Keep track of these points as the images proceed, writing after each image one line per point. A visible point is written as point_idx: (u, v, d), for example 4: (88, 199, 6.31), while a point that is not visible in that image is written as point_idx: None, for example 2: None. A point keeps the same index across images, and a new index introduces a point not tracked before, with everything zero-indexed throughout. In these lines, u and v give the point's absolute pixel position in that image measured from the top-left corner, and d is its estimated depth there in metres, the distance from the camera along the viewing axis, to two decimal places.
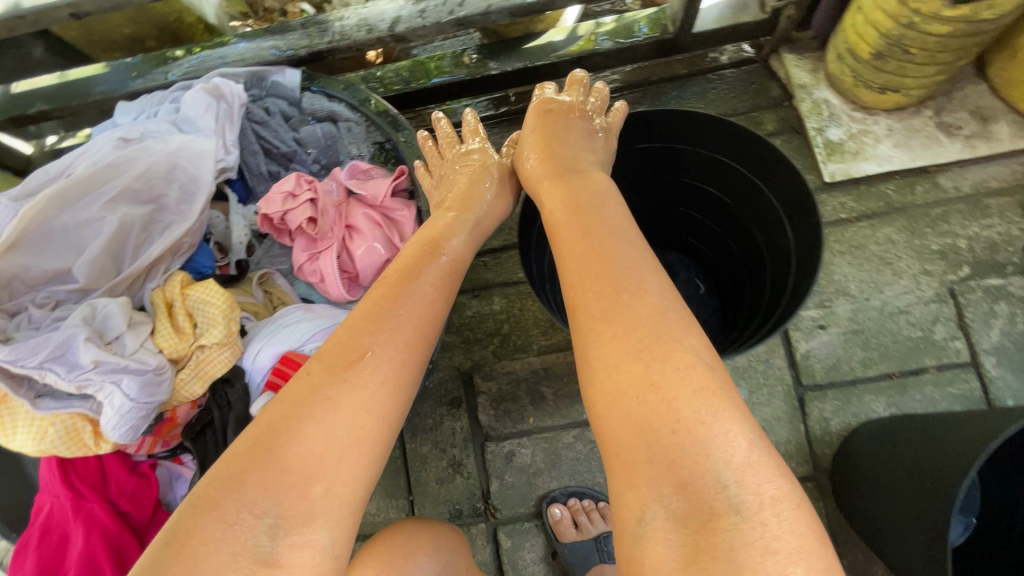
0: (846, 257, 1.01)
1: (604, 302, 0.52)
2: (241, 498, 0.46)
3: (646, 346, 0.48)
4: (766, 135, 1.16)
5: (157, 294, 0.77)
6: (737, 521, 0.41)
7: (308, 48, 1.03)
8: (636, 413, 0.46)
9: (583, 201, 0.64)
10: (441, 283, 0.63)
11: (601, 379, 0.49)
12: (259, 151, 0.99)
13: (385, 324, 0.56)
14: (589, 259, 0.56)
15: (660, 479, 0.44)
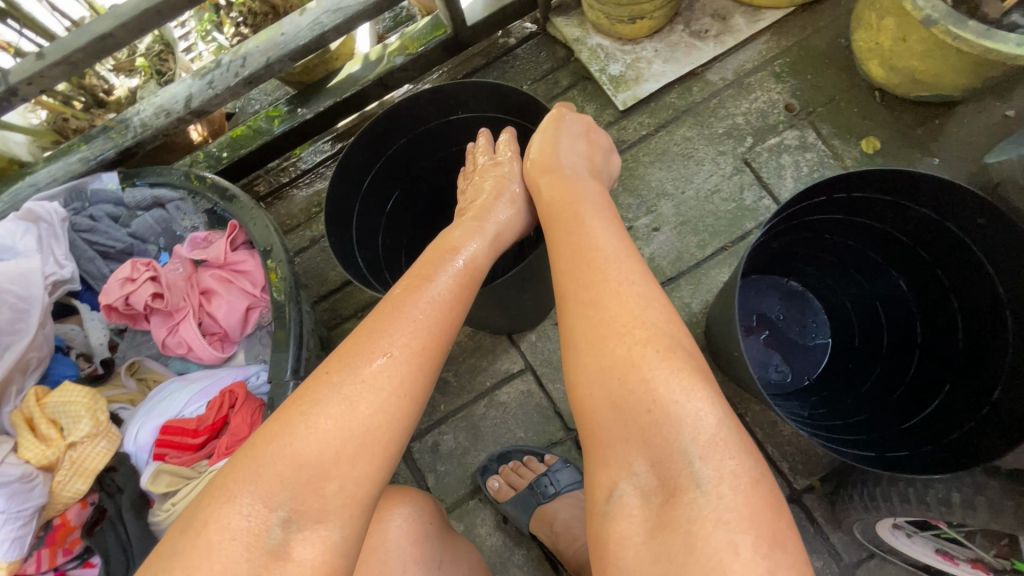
0: (656, 165, 1.14)
1: (592, 292, 0.56)
2: (257, 489, 0.50)
3: (636, 332, 0.53)
4: (564, 91, 1.30)
5: (15, 414, 0.78)
6: (699, 493, 0.46)
7: (115, 148, 1.07)
8: (618, 392, 0.51)
9: (567, 208, 0.67)
10: (459, 289, 0.63)
11: (585, 358, 0.54)
12: (96, 256, 1.01)
13: (396, 327, 0.57)
14: (582, 259, 0.59)
15: (633, 451, 0.50)
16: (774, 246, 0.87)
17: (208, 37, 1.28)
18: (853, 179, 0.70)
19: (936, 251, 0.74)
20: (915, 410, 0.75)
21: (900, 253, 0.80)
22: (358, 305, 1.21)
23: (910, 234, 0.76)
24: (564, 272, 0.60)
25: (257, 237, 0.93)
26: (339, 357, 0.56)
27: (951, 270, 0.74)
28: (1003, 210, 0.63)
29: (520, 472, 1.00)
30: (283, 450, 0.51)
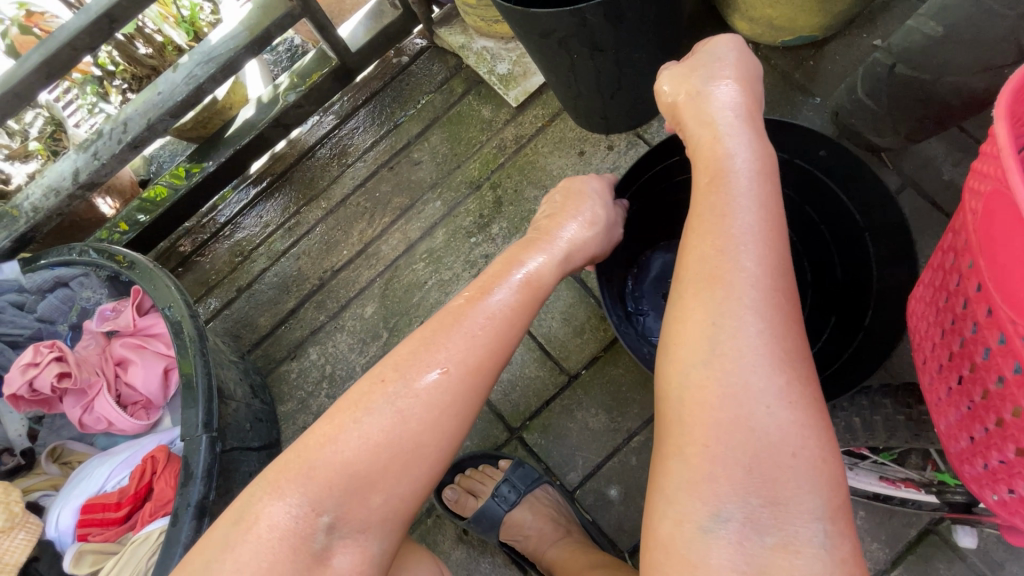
0: (555, 154, 1.16)
1: (732, 300, 0.49)
2: (308, 497, 0.51)
3: (789, 359, 0.48)
4: (460, 97, 1.31)
5: None
6: (810, 550, 0.44)
7: (9, 236, 1.06)
8: (759, 420, 0.46)
9: (704, 181, 0.57)
10: (523, 307, 0.60)
11: (725, 369, 0.48)
12: (4, 346, 1.00)
13: (454, 339, 0.56)
14: (730, 255, 0.51)
15: (750, 488, 0.45)
16: None
17: (95, 108, 1.26)
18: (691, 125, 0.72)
19: (798, 190, 0.77)
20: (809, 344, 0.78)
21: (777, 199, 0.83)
22: (290, 345, 1.19)
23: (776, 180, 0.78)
24: (706, 266, 0.52)
25: (157, 298, 0.91)
26: (410, 368, 0.55)
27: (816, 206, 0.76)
28: (838, 142, 0.64)
29: (473, 479, 1.01)
30: (335, 456, 0.52)
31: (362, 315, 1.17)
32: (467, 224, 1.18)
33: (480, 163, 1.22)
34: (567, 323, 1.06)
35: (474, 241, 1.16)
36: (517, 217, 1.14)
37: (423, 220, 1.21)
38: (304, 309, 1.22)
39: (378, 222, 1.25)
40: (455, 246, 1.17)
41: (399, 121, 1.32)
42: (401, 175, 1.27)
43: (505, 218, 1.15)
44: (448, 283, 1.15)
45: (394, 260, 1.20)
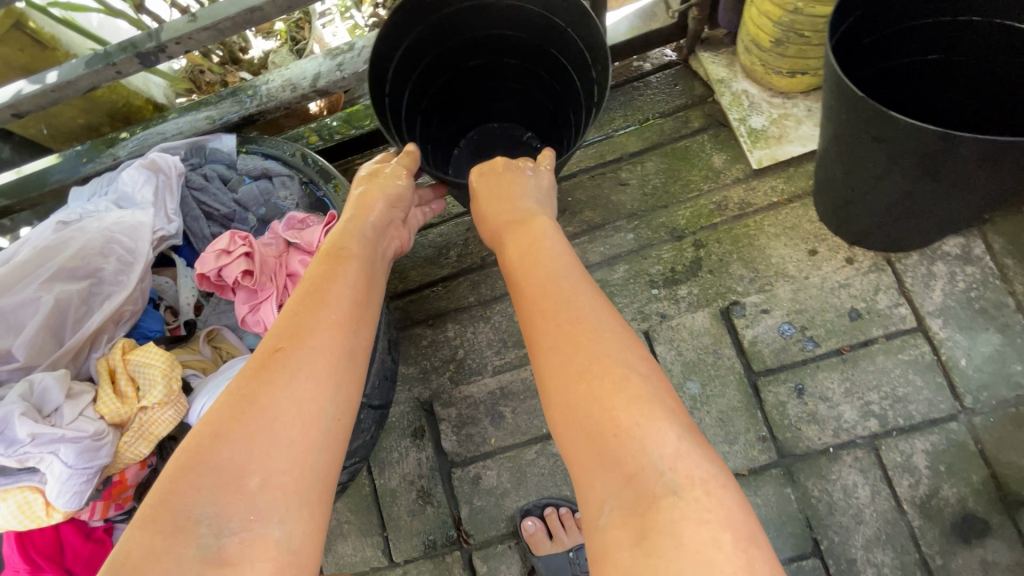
0: (781, 239, 1.03)
1: (554, 329, 0.60)
2: (179, 504, 0.48)
3: (593, 358, 0.56)
4: (694, 132, 1.20)
5: (101, 362, 0.79)
6: (672, 505, 0.48)
7: (240, 113, 1.10)
8: (584, 418, 0.54)
9: (524, 240, 0.73)
10: (353, 274, 0.68)
11: (555, 390, 0.57)
12: (201, 216, 1.04)
13: (312, 308, 0.62)
14: (554, 288, 0.64)
15: (609, 474, 0.51)
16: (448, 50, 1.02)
17: (347, 14, 1.28)
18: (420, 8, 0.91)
19: (511, 24, 1.00)
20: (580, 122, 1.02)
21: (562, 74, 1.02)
22: (430, 312, 1.17)
23: (504, 25, 1.00)
24: (536, 305, 0.64)
25: None
26: (263, 368, 0.56)
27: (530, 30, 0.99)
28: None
29: (561, 522, 0.98)
30: (198, 461, 0.50)
31: (512, 317, 1.12)
32: (654, 272, 1.07)
33: (690, 214, 1.11)
34: (721, 425, 0.96)
35: (655, 292, 1.05)
36: (713, 287, 1.03)
37: (609, 248, 1.13)
38: (457, 282, 1.19)
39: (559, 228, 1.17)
40: (632, 288, 1.07)
41: (616, 132, 1.23)
42: (602, 192, 1.19)
43: (698, 282, 1.04)
44: None
45: None
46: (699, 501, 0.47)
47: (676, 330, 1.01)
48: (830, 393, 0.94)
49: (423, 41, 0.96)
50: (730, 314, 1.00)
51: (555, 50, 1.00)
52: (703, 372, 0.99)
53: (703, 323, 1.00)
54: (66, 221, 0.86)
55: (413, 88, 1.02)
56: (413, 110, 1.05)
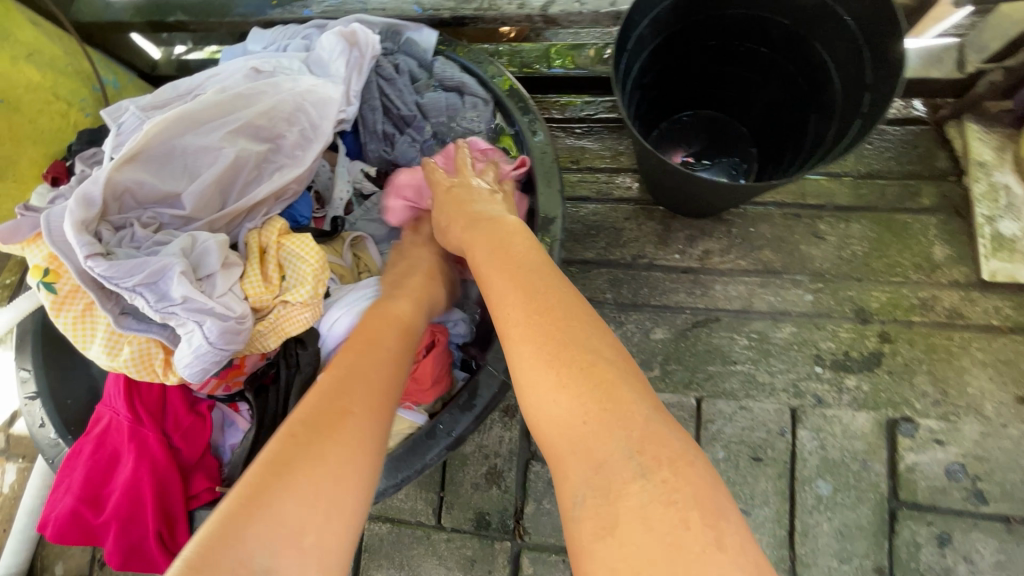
0: (986, 369, 0.90)
1: (529, 324, 0.59)
2: (240, 550, 0.42)
3: (559, 356, 0.55)
4: (920, 209, 1.03)
5: (252, 235, 0.73)
6: (634, 487, 0.47)
7: (451, 11, 0.99)
8: (556, 408, 0.53)
9: (496, 240, 0.72)
10: (405, 333, 0.66)
11: (528, 393, 0.56)
12: (378, 108, 0.94)
13: (372, 366, 0.59)
14: (530, 285, 0.63)
15: (579, 466, 0.50)
16: (692, 24, 0.88)
17: None
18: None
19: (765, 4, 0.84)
20: (827, 132, 0.83)
21: (816, 84, 0.86)
22: None
23: (763, 8, 0.84)
24: (501, 299, 0.63)
25: (544, 196, 0.83)
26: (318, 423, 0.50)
27: (795, 15, 0.82)
28: None
29: None
30: (261, 505, 0.45)
31: (647, 334, 1.01)
32: (824, 347, 0.95)
33: (887, 299, 0.97)
34: (839, 539, 0.86)
35: (818, 370, 0.93)
36: (888, 392, 0.90)
37: (780, 301, 1.00)
38: (598, 271, 1.09)
39: (730, 258, 1.05)
40: (793, 355, 0.95)
41: (828, 173, 1.07)
42: (792, 236, 1.05)
43: (872, 379, 0.91)
44: (757, 382, 0.94)
45: (719, 309, 1.01)
46: (661, 482, 0.47)
47: (829, 421, 0.90)
48: (977, 558, 0.83)
49: (672, 12, 0.83)
50: (896, 429, 0.88)
51: (816, 43, 0.83)
52: (840, 476, 0.88)
53: (863, 426, 0.89)
54: (260, 71, 0.80)
55: (645, 62, 0.88)
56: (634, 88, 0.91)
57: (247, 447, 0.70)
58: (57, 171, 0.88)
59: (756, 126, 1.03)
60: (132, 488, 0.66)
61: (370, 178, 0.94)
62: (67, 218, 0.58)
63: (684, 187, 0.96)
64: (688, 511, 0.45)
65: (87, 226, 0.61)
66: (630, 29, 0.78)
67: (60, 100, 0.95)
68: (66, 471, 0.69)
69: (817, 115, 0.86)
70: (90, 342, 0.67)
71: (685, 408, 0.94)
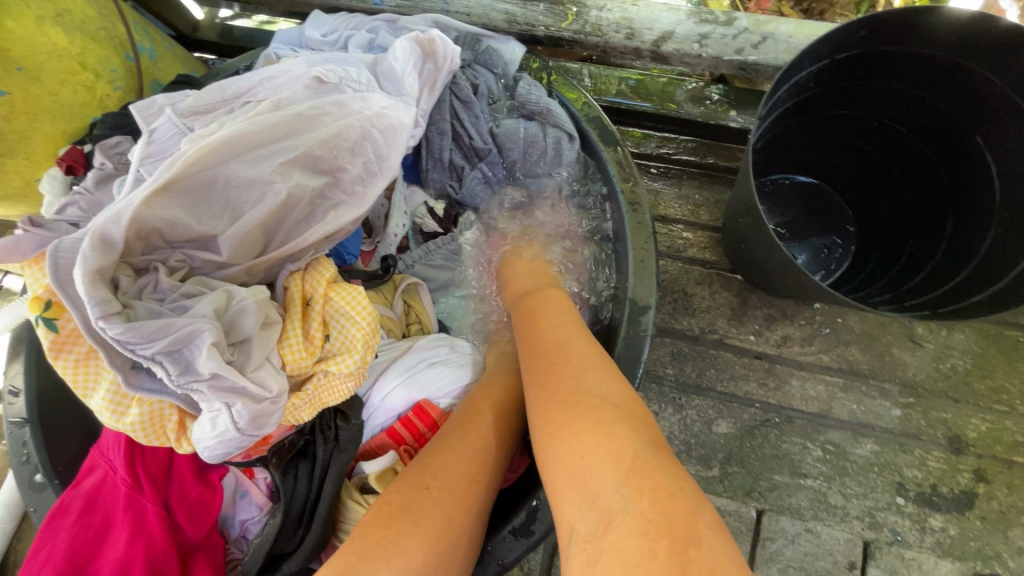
0: None
1: (547, 374, 0.56)
2: None
3: (565, 396, 0.52)
4: None
5: (294, 284, 0.61)
6: (620, 518, 0.42)
7: (548, 30, 0.85)
8: (559, 445, 0.49)
9: (530, 300, 0.71)
10: (485, 416, 0.61)
11: (538, 439, 0.52)
12: (448, 133, 0.80)
13: (442, 461, 0.55)
14: (547, 341, 0.61)
15: (577, 505, 0.45)
16: (830, 89, 0.75)
17: None
18: (848, 36, 0.65)
19: (926, 81, 0.70)
20: (971, 251, 0.70)
21: (964, 185, 0.73)
22: None
23: (924, 85, 0.71)
24: (528, 357, 0.61)
25: (635, 279, 0.71)
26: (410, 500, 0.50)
27: (961, 101, 0.69)
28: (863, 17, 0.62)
29: None
30: None
31: (709, 426, 0.90)
32: (909, 476, 0.84)
33: (986, 430, 0.86)
34: None
35: (899, 502, 0.83)
36: (977, 542, 0.80)
37: (864, 411, 0.89)
38: (659, 341, 0.95)
39: (812, 349, 0.93)
40: (872, 479, 0.85)
41: None
42: (885, 336, 0.92)
43: (959, 522, 0.81)
44: (828, 504, 0.84)
45: (793, 409, 0.90)
46: (642, 511, 0.41)
47: (906, 563, 0.80)
48: None
49: (816, 75, 0.70)
50: None
51: (979, 138, 0.69)
52: None
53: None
54: (323, 81, 0.67)
55: (769, 126, 0.75)
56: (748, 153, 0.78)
57: (271, 534, 0.61)
58: (75, 158, 0.76)
59: (869, 213, 0.88)
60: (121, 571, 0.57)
61: (433, 216, 0.83)
62: (79, 266, 0.46)
63: (780, 278, 0.83)
64: (662, 541, 0.39)
65: (102, 275, 0.49)
66: (772, 93, 0.65)
67: (87, 70, 0.83)
68: (45, 536, 0.60)
69: (958, 221, 0.74)
70: (93, 392, 0.57)
71: (743, 520, 0.84)
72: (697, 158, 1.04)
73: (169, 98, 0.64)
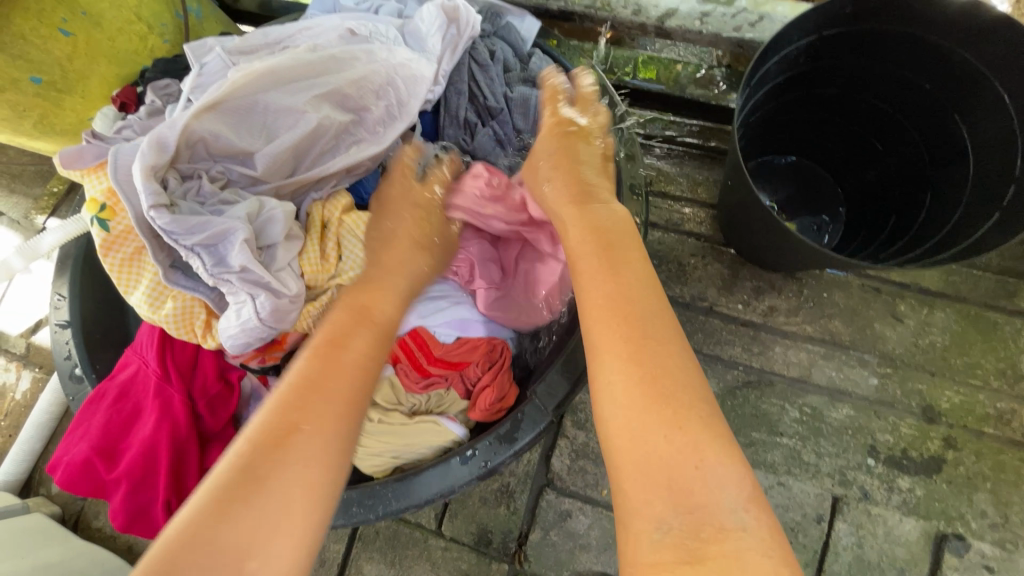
0: None
1: (631, 342, 0.51)
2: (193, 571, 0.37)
3: (664, 376, 0.48)
4: (1014, 311, 0.94)
5: (317, 207, 0.69)
6: (731, 534, 0.42)
7: (562, 5, 0.93)
8: (664, 445, 0.45)
9: (593, 236, 0.61)
10: (372, 342, 0.56)
11: (612, 398, 0.49)
12: (465, 93, 0.88)
13: (326, 379, 0.50)
14: (626, 301, 0.54)
15: (665, 496, 0.44)
16: (820, 67, 0.81)
17: None
18: (835, 11, 0.71)
19: (907, 61, 0.76)
20: (946, 218, 0.75)
21: (944, 162, 0.78)
22: None
23: (905, 64, 0.76)
24: (602, 307, 0.54)
25: None
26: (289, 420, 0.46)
27: (941, 79, 0.74)
28: None
29: None
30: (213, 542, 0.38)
31: None
32: (881, 440, 0.89)
33: (958, 402, 0.90)
34: None
35: (870, 463, 0.88)
36: (943, 504, 0.85)
37: (842, 378, 0.93)
38: None
39: (797, 320, 0.97)
40: (846, 440, 0.89)
41: None
42: (868, 311, 0.96)
43: (926, 484, 0.86)
44: (802, 462, 0.89)
45: (775, 374, 0.94)
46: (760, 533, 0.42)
47: (871, 520, 0.85)
48: None
49: (805, 50, 0.76)
50: (944, 544, 0.83)
51: (957, 116, 0.75)
52: None
53: (909, 532, 0.84)
54: (355, 33, 0.75)
55: (760, 100, 0.81)
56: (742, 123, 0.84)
57: None
58: (127, 97, 0.85)
59: (857, 191, 0.93)
60: (148, 446, 0.65)
61: None
62: (138, 161, 0.55)
63: (766, 245, 0.89)
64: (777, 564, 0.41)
65: (155, 172, 0.57)
66: (759, 62, 0.70)
67: (141, 22, 0.92)
68: (81, 416, 0.68)
69: (936, 193, 0.79)
70: (134, 288, 0.64)
71: None
72: (698, 141, 1.09)
73: (218, 40, 0.72)
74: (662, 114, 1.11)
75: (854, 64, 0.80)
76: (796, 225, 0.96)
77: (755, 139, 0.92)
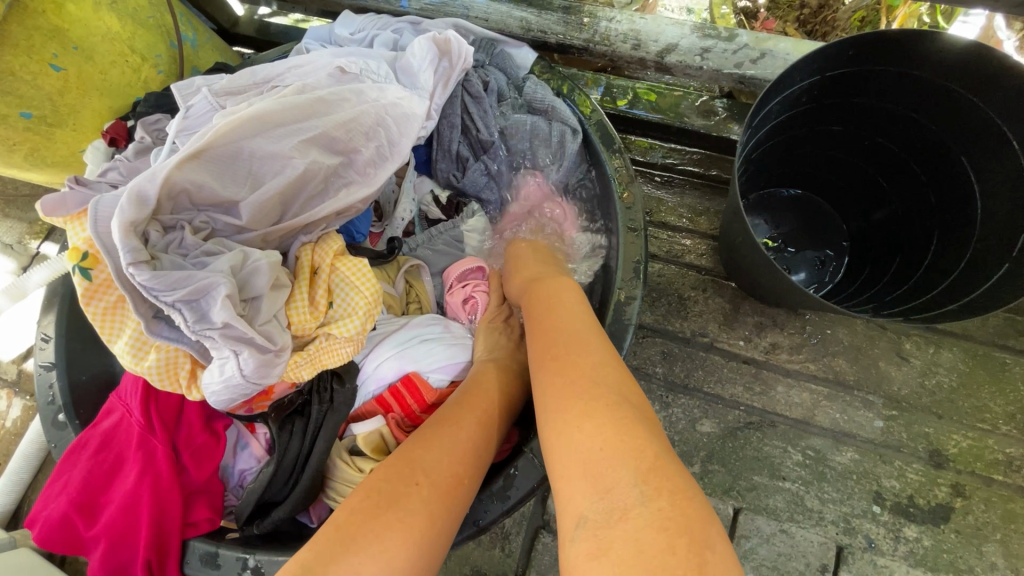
0: None
1: (559, 362, 0.57)
2: None
3: (587, 382, 0.53)
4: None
5: (305, 252, 0.66)
6: (637, 513, 0.42)
7: (559, 38, 0.90)
8: (576, 439, 0.49)
9: (540, 297, 0.70)
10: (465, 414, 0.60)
11: (546, 415, 0.53)
12: (458, 126, 0.86)
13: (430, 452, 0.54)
14: (558, 334, 0.61)
15: (589, 489, 0.45)
16: (823, 105, 0.79)
17: None
18: (837, 55, 0.69)
19: (910, 101, 0.74)
20: (954, 264, 0.73)
21: (951, 205, 0.76)
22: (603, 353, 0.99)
23: (910, 104, 0.74)
24: (541, 346, 0.61)
25: (622, 273, 0.75)
26: (402, 480, 0.51)
27: (948, 122, 0.72)
28: (857, 37, 0.66)
29: None
30: None
31: (693, 424, 0.92)
32: (887, 486, 0.86)
33: (967, 447, 0.87)
34: None
35: (875, 510, 0.85)
36: (951, 554, 0.82)
37: (846, 420, 0.90)
38: (651, 340, 0.98)
39: (800, 357, 0.94)
40: (850, 486, 0.87)
41: None
42: (872, 349, 0.94)
43: (933, 534, 0.84)
44: (805, 508, 0.86)
45: (778, 415, 0.92)
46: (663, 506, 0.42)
47: (877, 570, 0.82)
48: None
49: (808, 90, 0.74)
50: None
51: (966, 159, 0.72)
52: None
53: None
54: (346, 72, 0.73)
55: (761, 138, 0.79)
56: (742, 160, 0.82)
57: (262, 484, 0.66)
58: (117, 131, 0.83)
59: (862, 226, 0.91)
60: (130, 501, 0.64)
61: (438, 204, 0.88)
62: (117, 217, 0.53)
63: (768, 286, 0.86)
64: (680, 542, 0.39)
65: (135, 227, 0.55)
66: (760, 106, 0.68)
67: (133, 54, 0.90)
68: (64, 467, 0.66)
69: (943, 237, 0.76)
70: (117, 338, 0.63)
71: (720, 516, 0.86)
72: (700, 170, 1.06)
73: (205, 79, 0.71)
74: (662, 142, 1.09)
75: (858, 103, 0.78)
76: (799, 260, 0.94)
77: (757, 174, 0.90)
